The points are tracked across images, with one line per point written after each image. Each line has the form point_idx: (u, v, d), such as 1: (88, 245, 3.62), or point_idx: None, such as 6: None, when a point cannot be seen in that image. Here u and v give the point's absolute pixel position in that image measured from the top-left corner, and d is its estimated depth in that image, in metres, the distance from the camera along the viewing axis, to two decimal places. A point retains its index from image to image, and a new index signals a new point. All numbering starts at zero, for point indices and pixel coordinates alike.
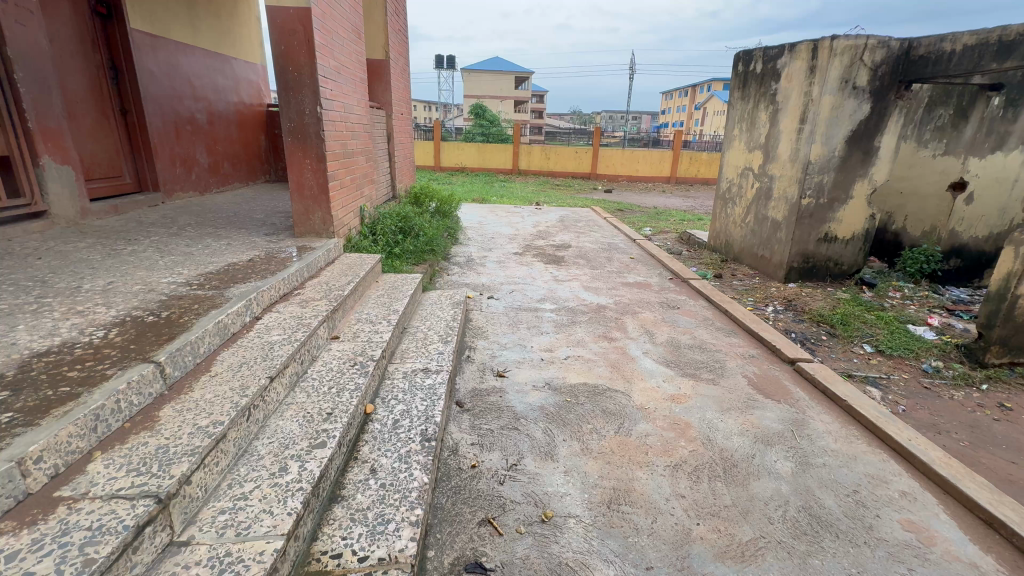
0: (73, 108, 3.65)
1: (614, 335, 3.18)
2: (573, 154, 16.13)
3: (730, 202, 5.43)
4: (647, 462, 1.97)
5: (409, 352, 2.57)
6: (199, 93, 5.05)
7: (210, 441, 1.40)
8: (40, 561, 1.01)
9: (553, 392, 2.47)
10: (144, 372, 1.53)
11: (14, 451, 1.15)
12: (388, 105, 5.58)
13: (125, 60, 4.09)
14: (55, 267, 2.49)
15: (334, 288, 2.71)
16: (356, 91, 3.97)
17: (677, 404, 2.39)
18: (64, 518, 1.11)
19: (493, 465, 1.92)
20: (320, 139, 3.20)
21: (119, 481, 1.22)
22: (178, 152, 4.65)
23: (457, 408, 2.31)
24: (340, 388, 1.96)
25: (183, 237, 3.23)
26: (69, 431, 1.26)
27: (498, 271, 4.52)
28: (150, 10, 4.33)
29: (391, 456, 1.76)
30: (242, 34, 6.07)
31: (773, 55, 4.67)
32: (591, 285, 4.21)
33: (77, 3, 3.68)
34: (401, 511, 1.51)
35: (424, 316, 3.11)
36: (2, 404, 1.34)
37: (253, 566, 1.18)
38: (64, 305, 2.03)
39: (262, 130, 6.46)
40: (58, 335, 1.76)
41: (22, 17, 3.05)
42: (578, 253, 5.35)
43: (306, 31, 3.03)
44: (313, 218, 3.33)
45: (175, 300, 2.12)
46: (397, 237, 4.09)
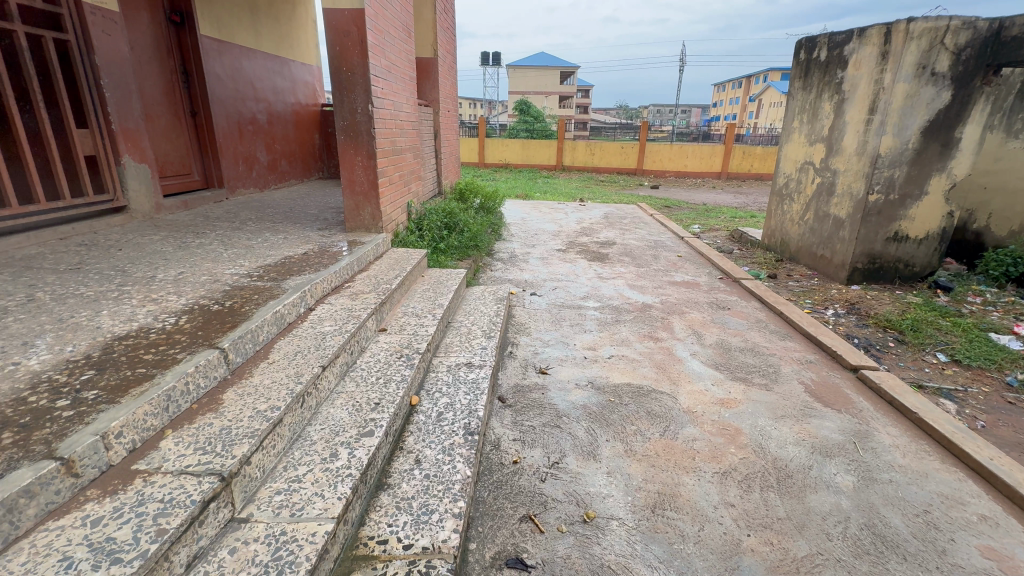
0: (150, 111, 3.94)
1: (661, 335, 3.09)
2: (619, 150, 15.81)
3: (787, 198, 5.14)
4: (693, 467, 1.90)
5: (453, 346, 2.61)
6: (260, 95, 5.33)
7: (268, 424, 1.47)
8: (119, 528, 1.10)
9: (596, 391, 2.43)
10: (210, 357, 1.64)
11: (99, 425, 1.26)
12: (436, 102, 5.67)
13: (195, 65, 4.37)
14: (134, 258, 2.71)
15: (383, 281, 2.79)
16: (405, 89, 4.06)
17: (726, 409, 2.29)
18: (140, 490, 1.21)
19: (535, 462, 1.92)
20: (371, 137, 3.29)
21: (188, 459, 1.31)
22: (240, 150, 4.92)
23: (499, 403, 2.32)
24: (387, 379, 2.02)
25: (244, 231, 3.43)
26: (144, 410, 1.37)
27: (541, 268, 4.50)
28: (218, 16, 4.60)
29: (435, 448, 1.80)
30: (300, 36, 6.34)
31: (840, 41, 4.37)
32: (637, 283, 4.12)
33: (154, 13, 3.97)
34: (445, 503, 1.54)
35: (467, 310, 3.14)
36: (89, 382, 1.48)
37: (306, 546, 1.24)
38: (141, 293, 2.19)
39: (317, 129, 6.74)
40: (135, 320, 1.91)
41: (108, 27, 3.33)
42: (623, 250, 5.25)
43: (360, 31, 3.12)
44: (363, 213, 3.43)
45: (237, 290, 2.25)
46: (442, 233, 4.16)
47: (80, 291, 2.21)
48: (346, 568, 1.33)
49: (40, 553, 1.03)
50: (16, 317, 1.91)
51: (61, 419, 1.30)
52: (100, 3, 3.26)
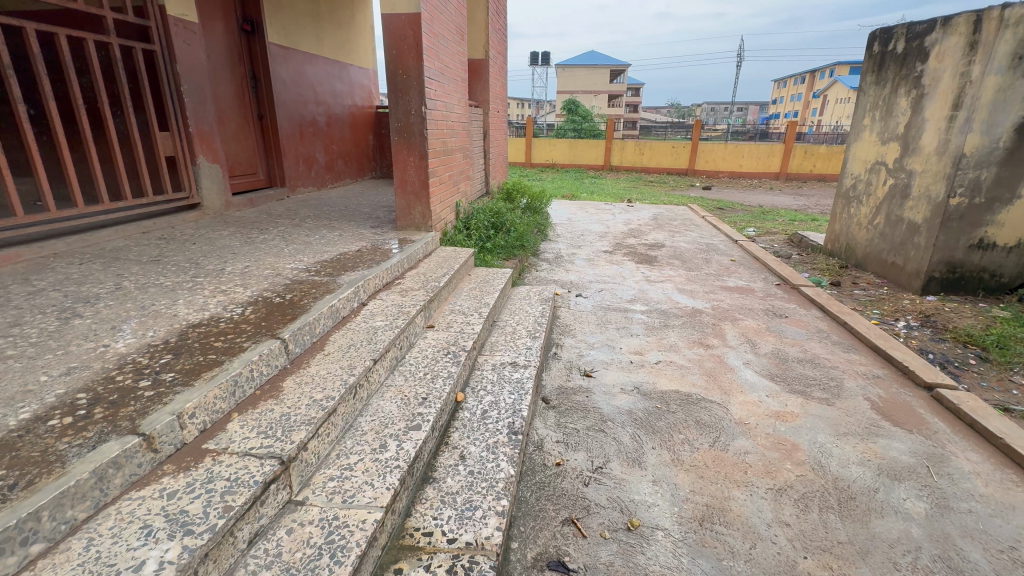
0: (222, 115, 4.23)
1: (712, 342, 2.98)
2: (669, 149, 15.37)
3: (854, 201, 4.81)
4: (745, 481, 1.82)
5: (498, 346, 2.63)
6: (321, 98, 5.59)
7: (324, 413, 1.54)
8: (191, 502, 1.18)
9: (643, 397, 2.38)
10: (272, 347, 1.74)
11: (175, 406, 1.37)
12: (485, 103, 5.73)
13: (262, 70, 4.64)
14: (206, 252, 2.91)
15: (432, 279, 2.85)
16: (457, 90, 4.13)
17: (782, 423, 2.18)
18: (209, 468, 1.30)
19: (578, 465, 1.90)
20: (424, 138, 3.38)
21: (252, 441, 1.40)
22: (301, 151, 5.18)
23: (543, 404, 2.32)
24: (434, 375, 2.07)
25: (303, 228, 3.60)
26: (215, 393, 1.47)
27: (587, 269, 4.45)
28: (285, 25, 4.86)
29: (479, 445, 1.82)
30: (358, 41, 6.60)
31: (921, 32, 4.05)
32: (686, 287, 3.99)
33: (228, 23, 4.26)
34: (488, 500, 1.55)
35: (512, 310, 3.16)
36: (167, 365, 1.61)
37: (356, 532, 1.29)
38: (212, 285, 2.36)
39: (371, 130, 6.97)
40: (207, 310, 2.06)
41: (188, 38, 3.60)
42: (673, 253, 5.10)
43: (415, 35, 3.20)
44: (414, 212, 3.53)
45: (297, 284, 2.37)
46: (489, 232, 4.20)
47: (160, 281, 2.40)
48: (392, 556, 1.37)
49: (125, 519, 1.13)
50: (106, 303, 2.10)
51: (144, 398, 1.42)
52: (182, 15, 3.53)
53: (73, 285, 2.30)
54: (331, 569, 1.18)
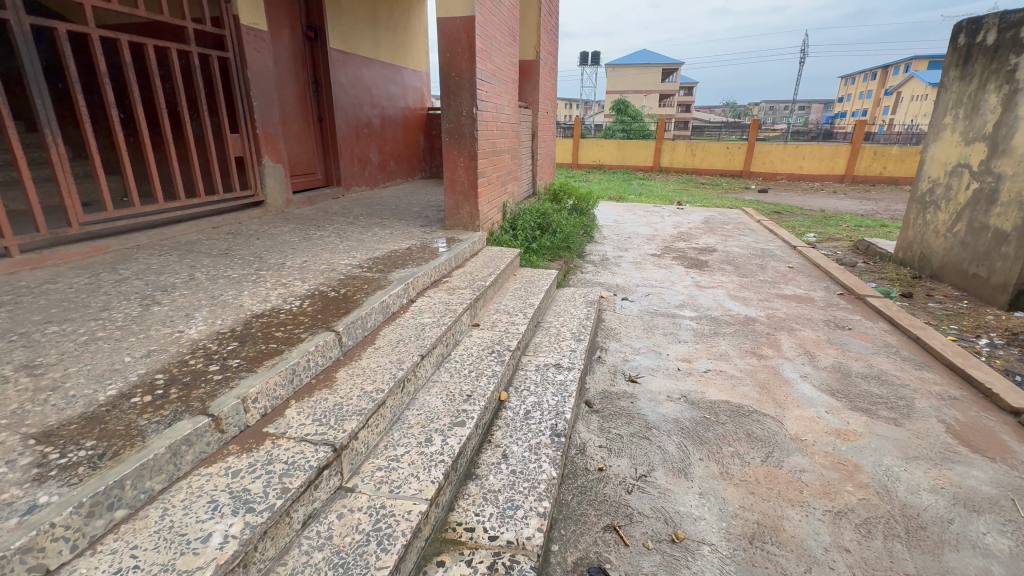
0: (286, 117, 4.47)
1: (766, 352, 2.84)
2: (723, 150, 14.73)
3: (931, 206, 4.44)
4: (801, 501, 1.72)
5: (542, 346, 2.63)
6: (376, 100, 5.79)
7: (373, 405, 1.60)
8: (253, 481, 1.26)
9: (690, 406, 2.30)
10: (327, 339, 1.82)
11: (240, 390, 1.47)
12: (535, 104, 5.74)
13: (323, 74, 4.87)
14: (268, 247, 3.09)
15: (478, 278, 2.89)
16: (508, 91, 4.17)
17: (843, 442, 2.05)
18: (269, 450, 1.38)
19: (621, 471, 1.87)
20: (474, 139, 3.43)
21: (307, 428, 1.47)
22: (357, 152, 5.39)
23: (586, 407, 2.30)
24: (478, 373, 2.10)
25: (357, 226, 3.75)
26: (276, 380, 1.56)
27: (633, 273, 4.37)
28: (345, 31, 5.08)
29: (522, 445, 1.83)
30: (412, 45, 6.79)
31: (1016, 21, 3.69)
32: (739, 294, 3.83)
33: (294, 30, 4.50)
34: (530, 500, 1.56)
35: (557, 311, 3.15)
36: (233, 351, 1.72)
37: (402, 522, 1.33)
38: (274, 278, 2.50)
39: (422, 131, 7.15)
40: (269, 301, 2.19)
41: (258, 45, 3.83)
42: (725, 258, 4.91)
43: (469, 37, 3.25)
44: (462, 212, 3.58)
45: (351, 279, 2.47)
46: (535, 233, 4.21)
47: (228, 273, 2.57)
48: (435, 548, 1.40)
49: (195, 493, 1.22)
50: (181, 292, 2.28)
51: (213, 381, 1.53)
52: (254, 24, 3.76)
53: (153, 275, 2.51)
54: (378, 556, 1.22)
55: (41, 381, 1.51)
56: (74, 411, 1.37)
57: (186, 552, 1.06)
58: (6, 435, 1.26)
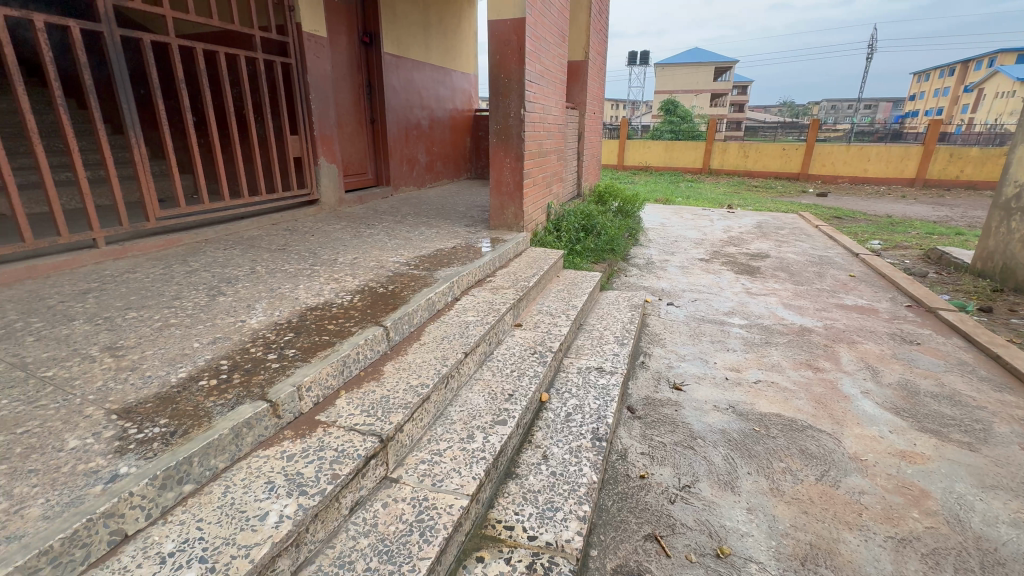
0: (341, 120, 4.67)
1: (822, 365, 2.69)
2: (779, 151, 14.02)
3: (1017, 213, 4.06)
4: (859, 524, 1.62)
5: (584, 349, 2.61)
6: (426, 102, 5.93)
7: (418, 399, 1.64)
8: (306, 466, 1.32)
9: (739, 417, 2.22)
10: (375, 333, 1.88)
11: (296, 379, 1.55)
12: (582, 104, 5.70)
13: (377, 78, 5.04)
14: (322, 243, 3.23)
15: (521, 278, 2.90)
16: (556, 92, 4.16)
17: (909, 464, 1.90)
18: (321, 437, 1.44)
19: (664, 480, 1.82)
20: (521, 141, 3.45)
21: (356, 418, 1.53)
22: (406, 153, 5.54)
23: (628, 413, 2.26)
24: (521, 373, 2.11)
25: (405, 224, 3.85)
26: (328, 370, 1.64)
27: (680, 277, 4.25)
28: (398, 35, 5.23)
29: (562, 447, 1.82)
30: (462, 48, 6.90)
31: None
32: (794, 303, 3.64)
33: (350, 36, 4.69)
34: (569, 503, 1.55)
35: (600, 314, 3.11)
36: (290, 341, 1.82)
37: (444, 515, 1.35)
38: (326, 274, 2.61)
39: (469, 132, 7.25)
40: (322, 295, 2.29)
41: (318, 50, 4.02)
42: (778, 264, 4.68)
43: (519, 40, 3.27)
44: (507, 213, 3.61)
45: (399, 277, 2.54)
46: (579, 235, 4.18)
47: (285, 268, 2.71)
48: (475, 544, 1.42)
49: (253, 473, 1.30)
50: (243, 284, 2.42)
51: (271, 369, 1.62)
52: (315, 31, 3.95)
53: (218, 267, 2.68)
54: (420, 546, 1.25)
55: (122, 361, 1.65)
56: (150, 390, 1.49)
57: (245, 528, 1.13)
58: (92, 409, 1.39)
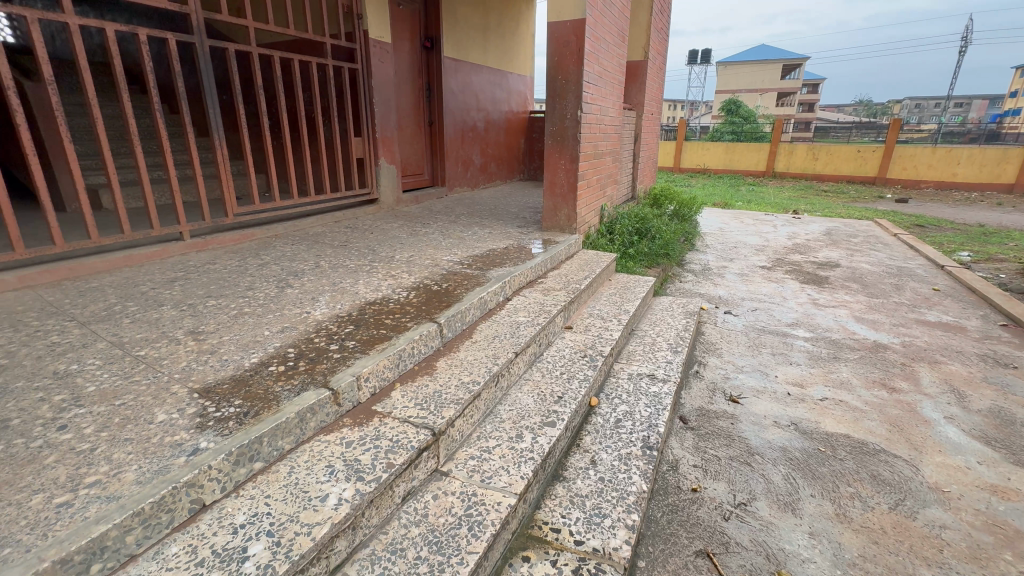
0: (402, 122, 4.84)
1: (899, 385, 2.48)
2: (853, 154, 13.05)
3: None
4: (938, 561, 1.48)
5: (636, 355, 2.55)
6: (482, 105, 6.02)
7: (470, 395, 1.67)
8: (363, 453, 1.38)
9: (802, 435, 2.09)
10: (429, 329, 1.93)
11: (355, 369, 1.62)
12: (640, 105, 5.57)
13: (436, 81, 5.18)
14: (380, 241, 3.36)
15: (572, 281, 2.88)
16: (613, 93, 4.10)
17: (1001, 501, 1.72)
18: (377, 427, 1.50)
19: (718, 496, 1.75)
20: (576, 142, 3.43)
21: (410, 411, 1.58)
22: (461, 154, 5.65)
23: (680, 423, 2.19)
24: (570, 375, 2.09)
25: (458, 224, 3.93)
26: (385, 363, 1.70)
27: (738, 285, 4.06)
28: (458, 39, 5.35)
29: (611, 453, 1.79)
30: (520, 50, 6.95)
31: None
32: (867, 316, 3.38)
33: (413, 41, 4.85)
34: (618, 510, 1.52)
35: (653, 320, 3.04)
36: (351, 333, 1.91)
37: (492, 512, 1.37)
38: (384, 270, 2.71)
39: (524, 134, 7.29)
40: (380, 291, 2.38)
41: (383, 55, 4.18)
42: (849, 274, 4.37)
43: (578, 40, 3.25)
44: (560, 214, 3.60)
45: (452, 275, 2.60)
46: (633, 238, 4.10)
47: (346, 263, 2.85)
48: (521, 543, 1.43)
49: (315, 456, 1.37)
50: (308, 278, 2.57)
51: (333, 359, 1.70)
52: (380, 37, 4.11)
53: (286, 261, 2.86)
54: (468, 541, 1.27)
55: (203, 345, 1.80)
56: (226, 372, 1.62)
57: (308, 507, 1.19)
58: (177, 387, 1.52)
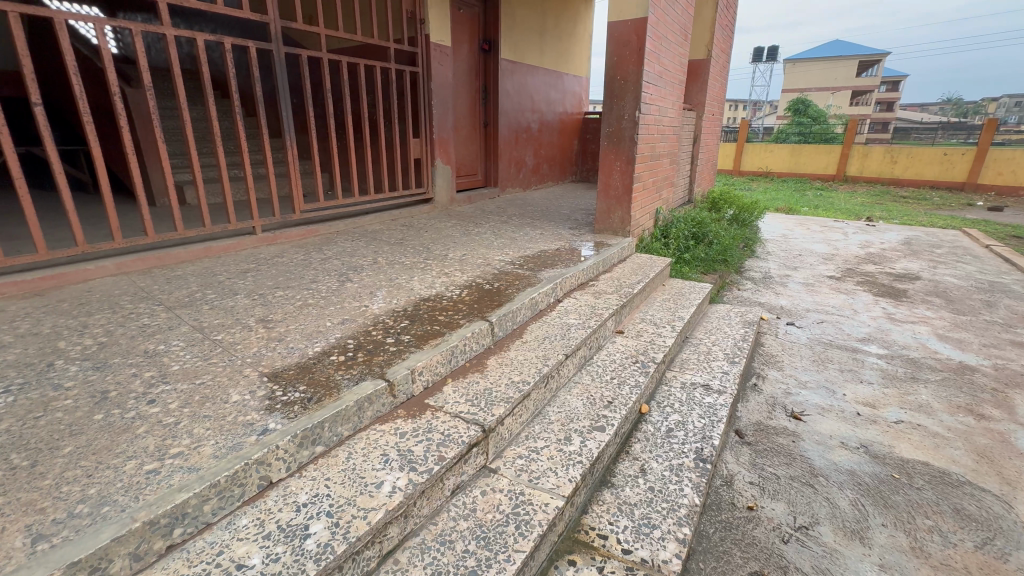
0: (458, 123, 4.95)
1: (989, 412, 2.25)
2: (938, 156, 11.95)
3: None
4: None
5: (689, 363, 2.47)
6: (537, 106, 6.04)
7: (519, 395, 1.68)
8: (415, 445, 1.42)
9: (873, 460, 1.94)
10: (481, 327, 1.96)
11: (410, 363, 1.67)
12: (700, 105, 5.39)
13: (492, 83, 5.25)
14: (434, 239, 3.45)
15: (625, 284, 2.83)
16: (674, 93, 3.99)
17: None
18: (429, 420, 1.54)
19: (776, 517, 1.66)
20: (633, 144, 3.36)
21: (462, 406, 1.61)
22: (515, 155, 5.69)
23: (736, 437, 2.09)
24: (621, 381, 2.05)
25: (510, 225, 3.96)
26: (438, 358, 1.74)
27: (803, 295, 3.83)
28: (515, 41, 5.39)
29: (662, 463, 1.74)
30: (576, 51, 6.91)
31: None
32: (952, 335, 3.09)
33: (471, 44, 4.94)
34: (668, 522, 1.48)
35: (709, 328, 2.92)
36: (407, 328, 1.97)
37: (539, 512, 1.36)
38: (438, 268, 2.78)
39: (578, 135, 7.23)
40: (434, 288, 2.44)
41: (442, 59, 4.28)
42: (932, 288, 4.00)
43: (639, 40, 3.19)
44: (613, 217, 3.54)
45: (504, 275, 2.62)
46: (689, 243, 3.98)
47: (403, 260, 2.95)
48: (567, 547, 1.42)
49: (371, 445, 1.43)
50: (367, 273, 2.68)
51: (390, 352, 1.77)
52: (441, 41, 4.22)
53: (347, 257, 2.99)
54: (516, 539, 1.28)
55: (272, 332, 1.92)
56: (293, 359, 1.72)
57: (364, 492, 1.25)
58: (249, 370, 1.63)
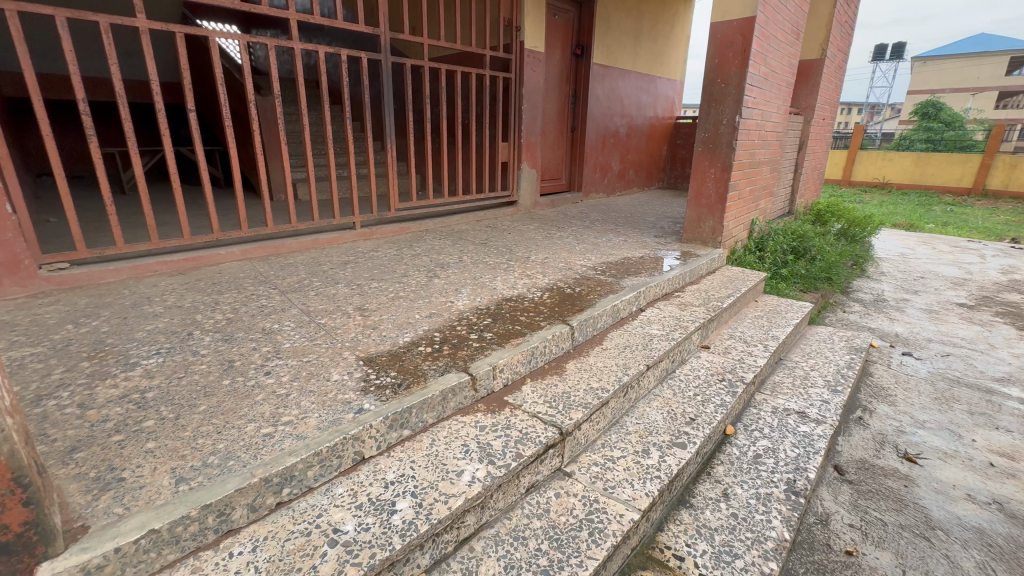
0: (546, 128, 5.00)
1: None
2: None
3: None
4: None
5: (783, 387, 2.29)
6: (626, 110, 5.92)
7: (598, 401, 1.66)
8: (494, 439, 1.47)
9: (1009, 520, 1.67)
10: (561, 331, 1.97)
11: (491, 360, 1.72)
12: (809, 110, 4.97)
13: (582, 87, 5.24)
14: (517, 241, 3.52)
15: (714, 298, 2.69)
16: (780, 97, 3.72)
17: None
18: (508, 417, 1.58)
19: (881, 566, 1.48)
20: (730, 149, 3.18)
21: (540, 407, 1.63)
22: (600, 160, 5.63)
23: (834, 472, 1.90)
24: (705, 399, 1.95)
25: (593, 230, 3.93)
26: (518, 357, 1.78)
27: (924, 323, 3.39)
28: (609, 45, 5.34)
29: (748, 489, 1.64)
30: (671, 54, 6.67)
31: None
32: None
33: (564, 50, 4.98)
34: (751, 554, 1.38)
35: (807, 352, 2.69)
36: (489, 325, 2.03)
37: (614, 523, 1.34)
38: (520, 269, 2.83)
39: (668, 140, 6.97)
40: (516, 288, 2.49)
41: (535, 64, 4.34)
42: None
43: (745, 40, 3.01)
44: (704, 226, 3.38)
45: (586, 280, 2.61)
46: (787, 257, 3.69)
47: (487, 260, 3.05)
48: (640, 561, 1.38)
49: (452, 434, 1.49)
50: (453, 270, 2.80)
51: (473, 348, 1.83)
52: (535, 48, 4.30)
53: (435, 254, 3.15)
54: (589, 545, 1.27)
55: (368, 320, 2.08)
56: (385, 346, 1.85)
57: (445, 478, 1.31)
58: (348, 353, 1.78)
